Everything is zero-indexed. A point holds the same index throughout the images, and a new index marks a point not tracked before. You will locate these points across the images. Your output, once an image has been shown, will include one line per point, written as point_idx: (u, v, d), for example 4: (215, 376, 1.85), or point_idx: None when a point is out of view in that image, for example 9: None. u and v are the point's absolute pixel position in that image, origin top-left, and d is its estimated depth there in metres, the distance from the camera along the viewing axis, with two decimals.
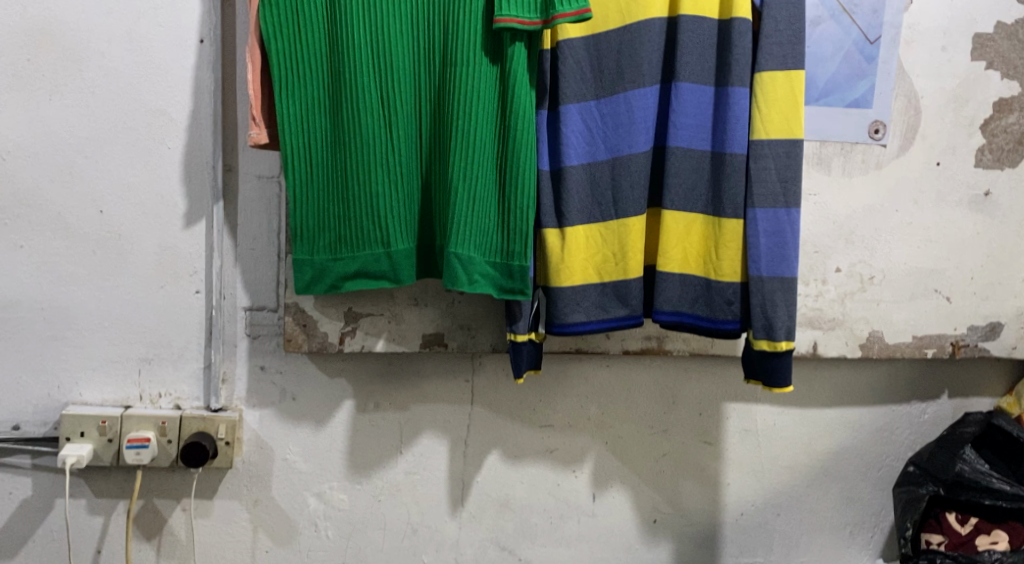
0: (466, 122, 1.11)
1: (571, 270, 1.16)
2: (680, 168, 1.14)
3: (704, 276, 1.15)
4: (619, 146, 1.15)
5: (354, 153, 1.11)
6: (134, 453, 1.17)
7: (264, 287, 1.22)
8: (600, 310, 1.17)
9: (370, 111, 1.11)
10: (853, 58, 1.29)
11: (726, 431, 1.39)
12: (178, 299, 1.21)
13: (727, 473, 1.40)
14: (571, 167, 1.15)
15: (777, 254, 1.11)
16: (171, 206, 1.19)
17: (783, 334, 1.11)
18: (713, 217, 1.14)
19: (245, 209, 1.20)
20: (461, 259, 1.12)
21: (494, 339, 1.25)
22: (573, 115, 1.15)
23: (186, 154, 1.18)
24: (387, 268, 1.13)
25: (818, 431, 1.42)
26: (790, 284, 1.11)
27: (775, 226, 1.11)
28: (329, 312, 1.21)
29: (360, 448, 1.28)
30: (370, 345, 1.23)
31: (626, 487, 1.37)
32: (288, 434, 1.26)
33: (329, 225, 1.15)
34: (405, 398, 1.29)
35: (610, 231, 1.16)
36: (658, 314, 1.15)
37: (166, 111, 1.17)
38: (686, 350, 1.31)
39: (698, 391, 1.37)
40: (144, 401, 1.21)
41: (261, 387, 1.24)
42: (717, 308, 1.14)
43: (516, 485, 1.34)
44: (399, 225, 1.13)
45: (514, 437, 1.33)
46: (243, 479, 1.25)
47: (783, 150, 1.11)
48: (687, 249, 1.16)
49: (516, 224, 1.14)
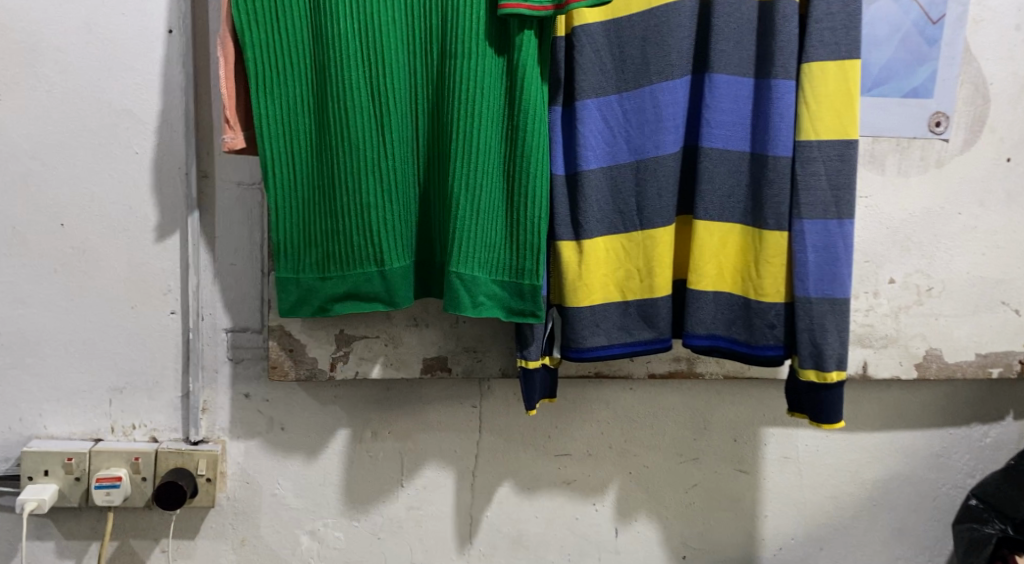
0: (468, 123, 0.97)
1: (590, 287, 1.02)
2: (714, 172, 0.99)
3: (742, 296, 1.01)
4: (643, 146, 1.01)
5: (342, 161, 0.98)
6: (103, 493, 1.05)
7: (246, 306, 1.09)
8: (623, 332, 1.04)
9: (357, 112, 0.97)
10: (912, 41, 1.13)
11: (763, 459, 1.25)
12: (152, 320, 1.09)
13: (765, 504, 1.26)
14: (589, 172, 1.01)
15: (828, 272, 0.96)
16: (141, 217, 1.07)
17: (834, 364, 0.97)
18: (753, 228, 1.00)
19: (224, 220, 1.08)
20: (465, 279, 0.99)
21: (503, 363, 1.12)
22: (591, 111, 1.00)
23: (156, 159, 1.06)
24: (381, 289, 1.00)
25: (865, 458, 1.27)
26: (842, 307, 0.97)
27: (826, 240, 0.96)
28: (319, 336, 1.08)
29: (357, 482, 1.16)
30: (365, 372, 1.10)
31: (652, 520, 1.24)
32: (277, 467, 1.14)
33: (315, 240, 1.02)
34: (406, 427, 1.17)
35: (634, 243, 1.03)
36: (690, 339, 1.01)
37: (132, 112, 1.05)
38: (720, 373, 1.17)
39: (732, 415, 1.24)
40: (116, 433, 1.10)
41: (246, 417, 1.12)
42: (757, 331, 1.00)
43: (530, 520, 1.22)
44: (393, 240, 1.00)
45: (528, 468, 1.20)
46: (227, 517, 1.14)
47: (835, 152, 0.96)
48: (723, 264, 1.01)
49: (526, 237, 1.00)
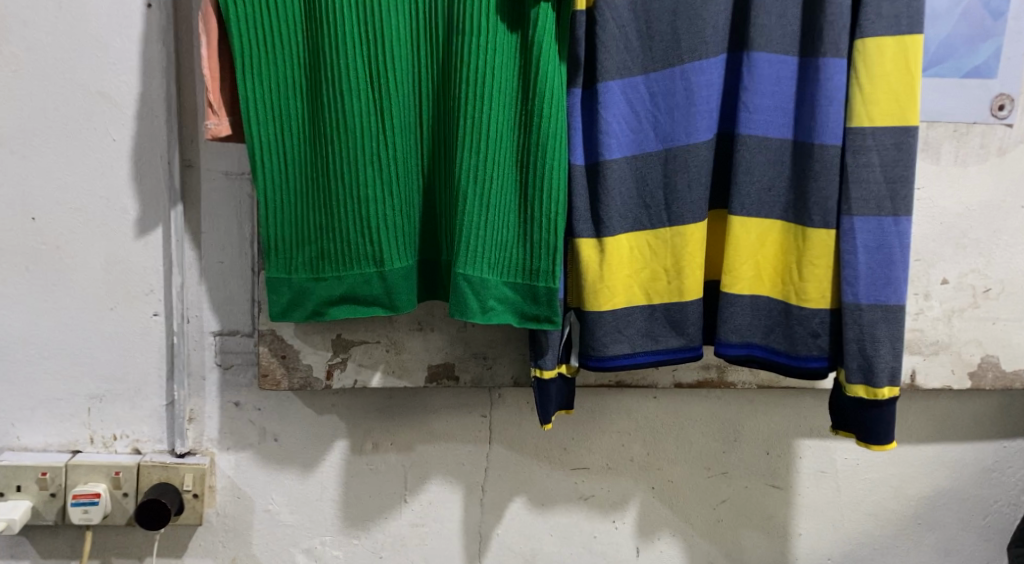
0: (477, 107, 0.87)
1: (611, 289, 0.92)
2: (753, 162, 0.89)
3: (783, 301, 0.91)
4: (673, 134, 0.91)
5: (337, 150, 0.88)
6: (81, 511, 0.97)
7: (236, 308, 1.00)
8: (648, 339, 0.94)
9: (353, 95, 0.87)
10: (974, 14, 1.01)
11: (798, 473, 1.15)
12: (133, 323, 1.00)
13: (799, 522, 1.16)
14: (611, 161, 0.90)
15: (880, 275, 0.85)
16: (119, 210, 0.98)
17: (886, 379, 0.86)
18: (795, 225, 0.89)
19: (211, 214, 0.98)
20: (473, 281, 0.89)
21: (515, 371, 1.02)
22: (615, 94, 0.90)
23: (135, 147, 0.97)
24: (380, 292, 0.91)
25: (910, 473, 1.17)
26: (896, 315, 0.86)
27: (879, 240, 0.85)
28: (314, 341, 0.99)
29: (357, 497, 1.08)
30: (364, 380, 1.00)
31: (677, 538, 1.15)
32: (270, 481, 1.05)
33: (308, 236, 0.92)
34: (410, 437, 1.07)
35: (661, 241, 0.93)
36: (723, 347, 0.91)
37: (108, 95, 0.95)
38: (753, 383, 1.07)
39: (764, 426, 1.14)
40: (95, 444, 1.01)
41: (236, 427, 1.04)
42: (799, 340, 0.89)
43: (544, 538, 1.12)
44: (393, 238, 0.90)
45: (542, 483, 1.11)
46: (216, 534, 1.05)
47: (892, 141, 0.84)
48: (761, 265, 0.91)
49: (541, 234, 0.90)
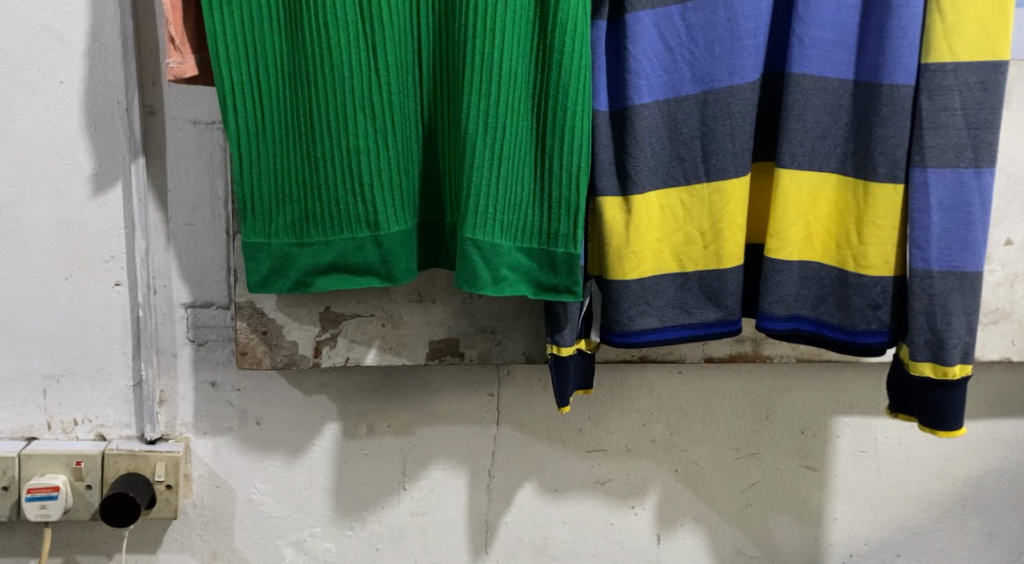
0: (487, 39, 0.73)
1: (639, 255, 0.80)
2: (807, 107, 0.76)
3: (837, 267, 0.79)
4: (712, 73, 0.78)
5: (322, 94, 0.75)
6: (37, 506, 0.86)
7: (209, 276, 0.88)
8: (680, 312, 0.83)
9: (339, 26, 0.73)
10: None
11: (834, 453, 1.05)
12: (91, 294, 0.87)
13: (835, 506, 1.06)
14: (642, 106, 0.77)
15: (956, 238, 0.74)
16: (70, 165, 0.85)
17: (958, 356, 0.74)
18: (855, 180, 0.77)
19: (177, 169, 0.85)
20: (482, 247, 0.76)
21: (527, 346, 0.91)
22: (646, 27, 0.76)
23: (87, 91, 0.83)
24: (374, 259, 0.78)
25: (958, 451, 1.07)
26: (972, 283, 0.74)
27: (956, 196, 0.73)
28: (299, 314, 0.87)
29: (350, 485, 0.97)
30: (357, 358, 0.89)
31: (702, 525, 1.05)
32: (253, 469, 0.94)
33: (290, 195, 0.79)
34: (409, 420, 0.96)
35: (696, 199, 0.80)
36: (766, 322, 0.79)
37: (53, 29, 0.82)
38: (792, 357, 0.96)
39: (800, 402, 1.03)
40: (54, 431, 0.90)
41: (214, 410, 0.92)
42: (856, 313, 0.78)
43: (556, 526, 1.02)
44: (390, 197, 0.77)
45: (555, 467, 1.00)
46: (194, 527, 0.95)
47: (976, 79, 0.72)
48: (812, 226, 0.78)
49: (560, 191, 0.78)
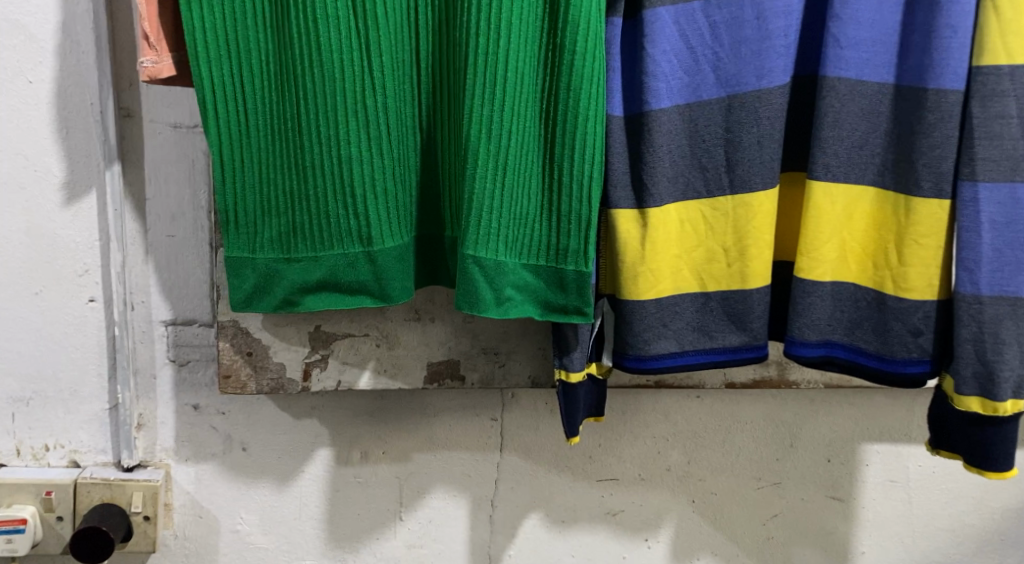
0: (491, 37, 0.67)
1: (656, 273, 0.73)
2: (843, 113, 0.69)
3: (873, 289, 0.72)
4: (738, 76, 0.71)
5: (310, 96, 0.69)
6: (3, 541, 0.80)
7: (191, 292, 0.82)
8: (700, 335, 0.76)
9: (329, 23, 0.67)
10: None
11: (862, 483, 0.98)
12: (64, 310, 0.81)
13: (862, 539, 0.99)
14: (660, 111, 0.71)
15: (1010, 259, 0.67)
16: (40, 172, 0.78)
17: (1010, 391, 0.67)
18: (895, 194, 0.70)
19: (156, 177, 0.79)
20: (485, 265, 0.70)
21: (533, 369, 0.84)
22: (665, 25, 0.70)
23: (59, 92, 0.77)
24: (368, 277, 0.72)
25: (996, 481, 0.99)
26: None
27: (1010, 213, 0.66)
28: (287, 334, 0.81)
29: (343, 515, 0.90)
30: (350, 382, 0.82)
31: (719, 559, 0.98)
32: (239, 497, 0.88)
33: (276, 206, 0.72)
34: (406, 446, 0.90)
35: (720, 213, 0.73)
36: (796, 348, 0.72)
37: (20, 24, 0.75)
38: (819, 382, 0.89)
39: (826, 428, 0.96)
40: (24, 457, 0.84)
41: (196, 436, 0.86)
42: (895, 340, 0.70)
43: (564, 559, 0.95)
44: (385, 209, 0.70)
45: (563, 496, 0.94)
46: (176, 560, 0.89)
47: None
48: (846, 244, 0.72)
49: (571, 204, 0.71)
